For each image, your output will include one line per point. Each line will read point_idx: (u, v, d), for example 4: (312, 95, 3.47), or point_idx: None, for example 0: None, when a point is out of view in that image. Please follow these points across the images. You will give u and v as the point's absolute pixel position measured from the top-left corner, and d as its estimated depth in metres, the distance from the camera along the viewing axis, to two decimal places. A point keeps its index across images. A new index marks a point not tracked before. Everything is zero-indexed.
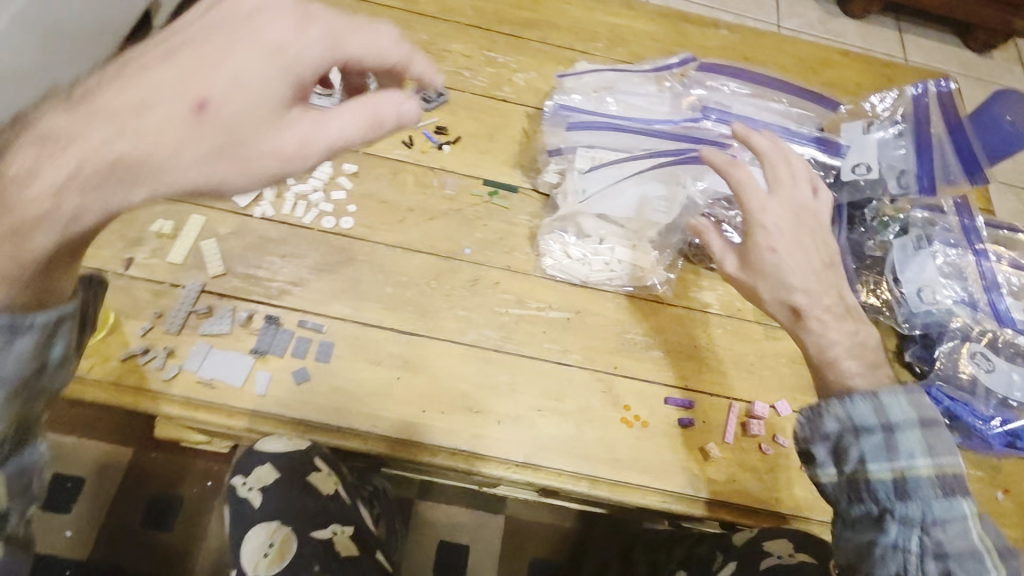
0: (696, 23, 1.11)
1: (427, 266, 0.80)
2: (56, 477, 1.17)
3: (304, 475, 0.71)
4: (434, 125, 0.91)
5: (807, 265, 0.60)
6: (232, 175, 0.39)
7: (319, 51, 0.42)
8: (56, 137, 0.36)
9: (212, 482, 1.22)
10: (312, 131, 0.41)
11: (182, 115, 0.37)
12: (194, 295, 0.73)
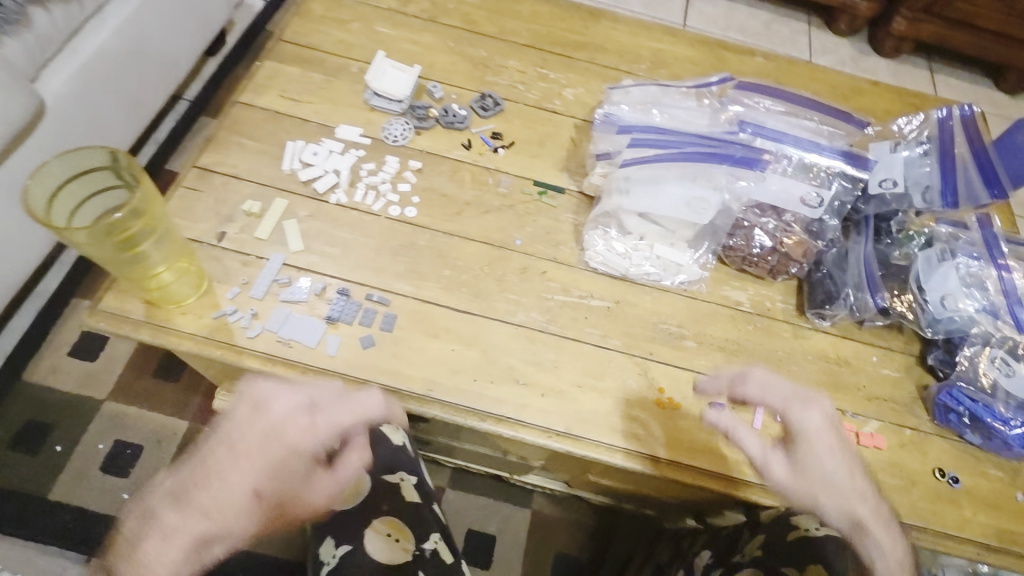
0: (733, 50, 1.19)
1: (481, 254, 0.88)
2: (118, 445, 1.27)
3: (377, 424, 0.78)
4: (491, 130, 1.01)
5: (847, 484, 0.67)
6: (297, 513, 0.58)
7: (311, 466, 0.59)
8: (169, 536, 0.53)
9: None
10: (333, 483, 0.60)
11: (244, 509, 0.54)
12: (277, 266, 0.82)
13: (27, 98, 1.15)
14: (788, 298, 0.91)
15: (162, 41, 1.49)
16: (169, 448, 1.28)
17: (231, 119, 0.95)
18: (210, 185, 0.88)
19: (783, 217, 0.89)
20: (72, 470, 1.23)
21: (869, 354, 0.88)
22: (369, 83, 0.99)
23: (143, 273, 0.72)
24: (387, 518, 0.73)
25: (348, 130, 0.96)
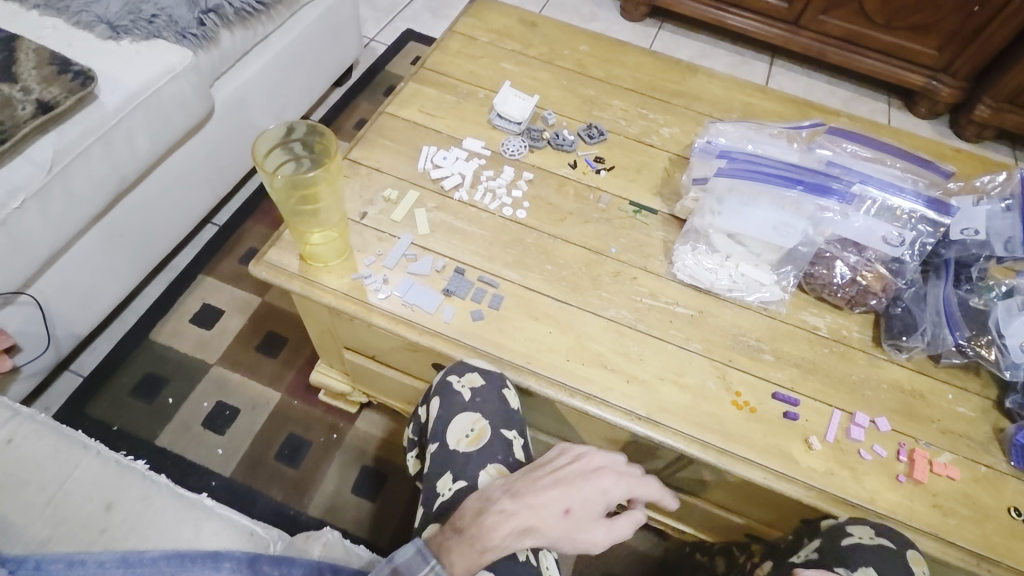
0: (820, 110, 1.29)
1: (580, 256, 0.99)
2: (219, 406, 1.40)
3: (500, 388, 0.84)
4: (594, 155, 1.14)
5: None
6: (585, 536, 0.68)
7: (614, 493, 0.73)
8: (507, 510, 0.66)
9: (336, 436, 1.39)
10: (608, 533, 0.70)
11: (557, 512, 0.68)
12: (406, 244, 0.96)
13: (206, 100, 1.38)
14: (865, 330, 0.96)
15: (307, 68, 1.75)
16: (261, 415, 1.39)
17: (379, 124, 1.13)
18: (357, 174, 1.04)
19: (865, 253, 0.95)
20: (178, 421, 1.37)
21: (944, 392, 0.90)
22: (495, 106, 1.15)
23: (307, 227, 0.87)
24: (498, 467, 0.78)
25: (473, 142, 1.11)
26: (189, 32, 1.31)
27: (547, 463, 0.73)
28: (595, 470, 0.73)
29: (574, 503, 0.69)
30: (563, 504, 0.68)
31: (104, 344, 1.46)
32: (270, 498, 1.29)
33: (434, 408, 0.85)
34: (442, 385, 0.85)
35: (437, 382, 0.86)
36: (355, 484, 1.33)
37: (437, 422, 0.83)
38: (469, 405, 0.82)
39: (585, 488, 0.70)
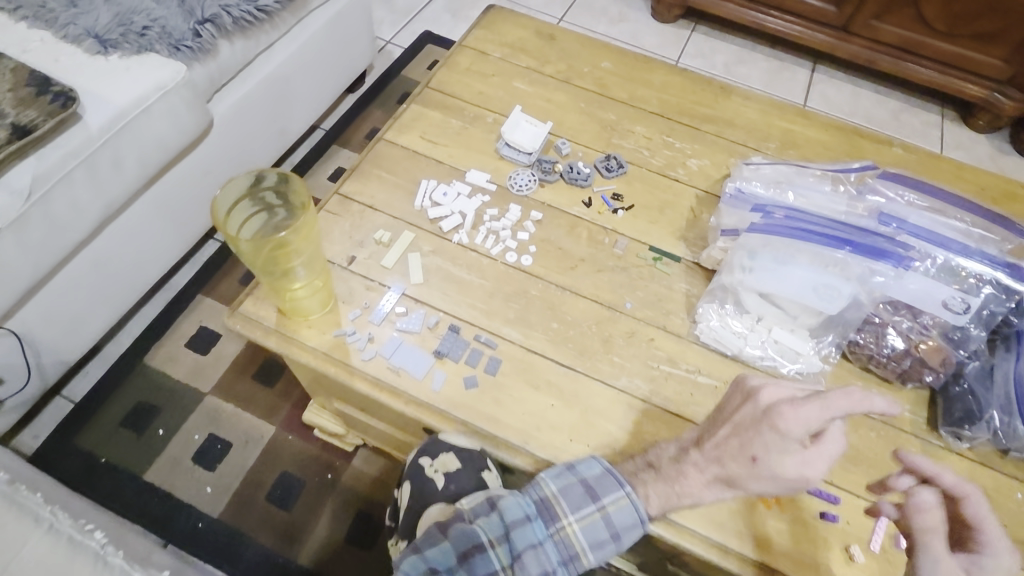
0: (871, 139, 1.15)
1: (590, 312, 0.88)
2: (211, 439, 1.34)
3: (478, 472, 0.81)
4: (612, 191, 1.02)
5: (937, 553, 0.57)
6: (788, 471, 0.62)
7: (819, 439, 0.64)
8: (696, 464, 0.66)
9: (331, 476, 1.32)
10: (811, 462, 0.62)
11: (745, 467, 0.63)
12: (397, 296, 0.86)
13: (202, 115, 1.30)
14: (918, 410, 0.83)
15: (313, 76, 1.66)
16: (252, 451, 1.33)
17: (376, 153, 1.03)
18: (348, 212, 0.94)
19: (921, 318, 0.81)
20: (167, 455, 1.32)
21: (1012, 491, 0.77)
22: (503, 134, 1.04)
23: (282, 284, 0.78)
24: None
25: (477, 175, 1.01)
26: (184, 44, 1.23)
27: (724, 413, 0.69)
28: (766, 407, 0.65)
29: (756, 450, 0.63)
30: (747, 454, 0.63)
31: (97, 368, 1.41)
32: (258, 544, 1.24)
33: (406, 493, 0.83)
34: (414, 470, 0.83)
35: (409, 466, 0.84)
36: (347, 531, 1.27)
37: (407, 513, 0.81)
38: (442, 493, 0.80)
39: (762, 432, 0.63)
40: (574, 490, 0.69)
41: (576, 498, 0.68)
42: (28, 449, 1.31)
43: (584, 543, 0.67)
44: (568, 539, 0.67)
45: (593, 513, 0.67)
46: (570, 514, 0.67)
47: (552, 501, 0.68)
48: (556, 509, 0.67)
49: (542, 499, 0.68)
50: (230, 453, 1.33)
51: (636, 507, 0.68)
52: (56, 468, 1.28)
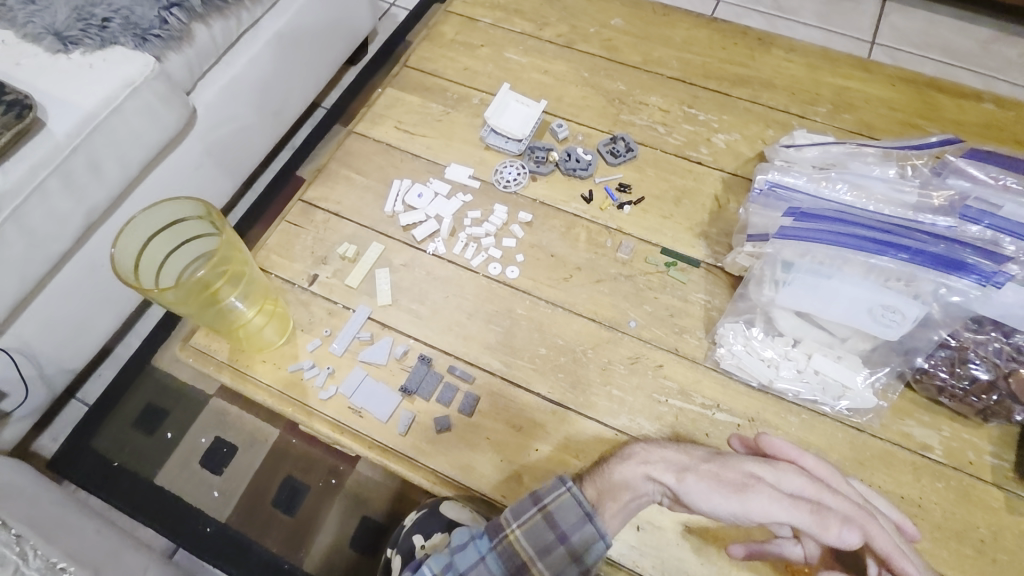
0: (952, 92, 0.91)
1: (584, 333, 0.74)
2: (216, 442, 1.18)
3: None
4: (618, 181, 0.86)
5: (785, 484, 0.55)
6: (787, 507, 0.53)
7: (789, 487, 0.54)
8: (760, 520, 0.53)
9: (335, 480, 1.14)
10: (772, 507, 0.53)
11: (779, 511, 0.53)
12: (361, 320, 0.75)
13: (186, 107, 1.15)
14: (1003, 452, 0.66)
15: (313, 47, 1.42)
16: (258, 453, 1.16)
17: (343, 149, 0.91)
18: (311, 222, 0.84)
19: (1015, 339, 0.63)
20: (177, 457, 1.17)
21: None
22: (488, 119, 0.89)
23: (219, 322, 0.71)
24: None
25: (458, 170, 0.87)
26: (151, 33, 1.07)
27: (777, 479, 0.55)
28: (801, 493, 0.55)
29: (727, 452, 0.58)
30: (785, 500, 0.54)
31: (111, 368, 1.25)
32: (263, 550, 1.09)
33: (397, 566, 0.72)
34: (405, 544, 0.71)
35: (400, 540, 0.72)
36: (354, 537, 1.10)
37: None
38: None
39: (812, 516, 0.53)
40: (541, 530, 0.56)
41: (542, 532, 0.56)
42: (48, 453, 1.18)
43: (532, 550, 0.56)
44: (526, 555, 0.56)
45: (533, 515, 0.56)
46: (539, 557, 0.55)
47: (517, 539, 0.56)
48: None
49: (504, 544, 0.56)
50: (233, 455, 1.17)
51: (579, 500, 0.56)
52: (69, 474, 1.15)
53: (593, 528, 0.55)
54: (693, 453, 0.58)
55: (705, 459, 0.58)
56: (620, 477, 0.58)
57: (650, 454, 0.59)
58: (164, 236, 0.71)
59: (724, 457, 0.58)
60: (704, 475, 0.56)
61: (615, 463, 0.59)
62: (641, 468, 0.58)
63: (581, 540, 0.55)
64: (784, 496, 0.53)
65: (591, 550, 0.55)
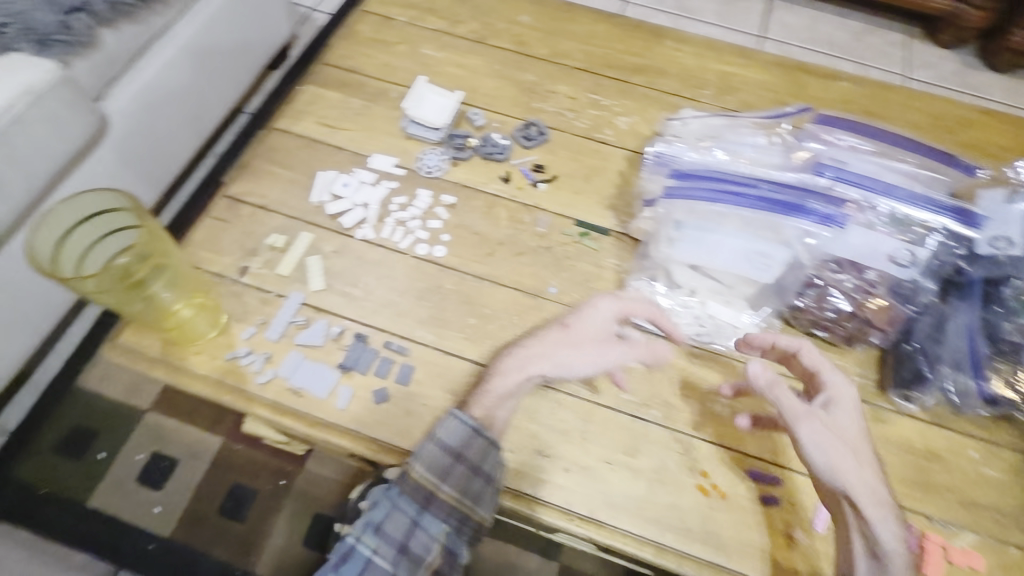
0: (815, 74, 1.05)
1: (510, 302, 0.81)
2: (155, 457, 1.13)
3: None
4: (533, 163, 0.93)
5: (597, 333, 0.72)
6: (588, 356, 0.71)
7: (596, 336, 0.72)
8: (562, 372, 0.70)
9: (284, 482, 1.13)
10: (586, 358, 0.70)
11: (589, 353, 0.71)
12: (295, 305, 0.78)
13: (97, 113, 1.11)
14: (867, 372, 0.78)
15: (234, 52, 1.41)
16: (201, 466, 1.13)
17: (267, 145, 0.93)
18: (239, 216, 0.85)
19: (866, 275, 0.76)
20: (111, 479, 1.11)
21: (966, 449, 0.74)
22: (408, 110, 0.94)
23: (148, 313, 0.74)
24: None
25: (382, 160, 0.91)
26: (53, 38, 1.04)
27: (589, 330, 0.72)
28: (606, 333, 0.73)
29: (572, 317, 0.73)
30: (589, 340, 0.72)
31: (29, 395, 1.17)
32: (213, 560, 1.06)
33: None
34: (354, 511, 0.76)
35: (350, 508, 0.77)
36: (307, 535, 1.09)
37: None
38: None
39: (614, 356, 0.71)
40: (438, 459, 0.65)
41: (439, 460, 0.65)
42: None
43: (435, 477, 0.65)
44: (431, 484, 0.65)
45: (428, 449, 0.66)
46: (442, 482, 0.65)
47: (420, 475, 0.65)
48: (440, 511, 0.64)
49: (409, 483, 0.64)
50: (173, 470, 1.12)
51: (463, 420, 0.66)
52: None
53: (482, 439, 0.66)
54: (545, 336, 0.72)
55: (556, 333, 0.72)
56: (499, 384, 0.70)
57: (521, 352, 0.72)
58: (83, 229, 0.70)
59: (570, 325, 0.72)
60: (556, 341, 0.71)
61: (492, 380, 0.70)
62: (516, 365, 0.71)
63: (474, 454, 0.65)
64: (601, 352, 0.71)
65: (485, 455, 0.65)
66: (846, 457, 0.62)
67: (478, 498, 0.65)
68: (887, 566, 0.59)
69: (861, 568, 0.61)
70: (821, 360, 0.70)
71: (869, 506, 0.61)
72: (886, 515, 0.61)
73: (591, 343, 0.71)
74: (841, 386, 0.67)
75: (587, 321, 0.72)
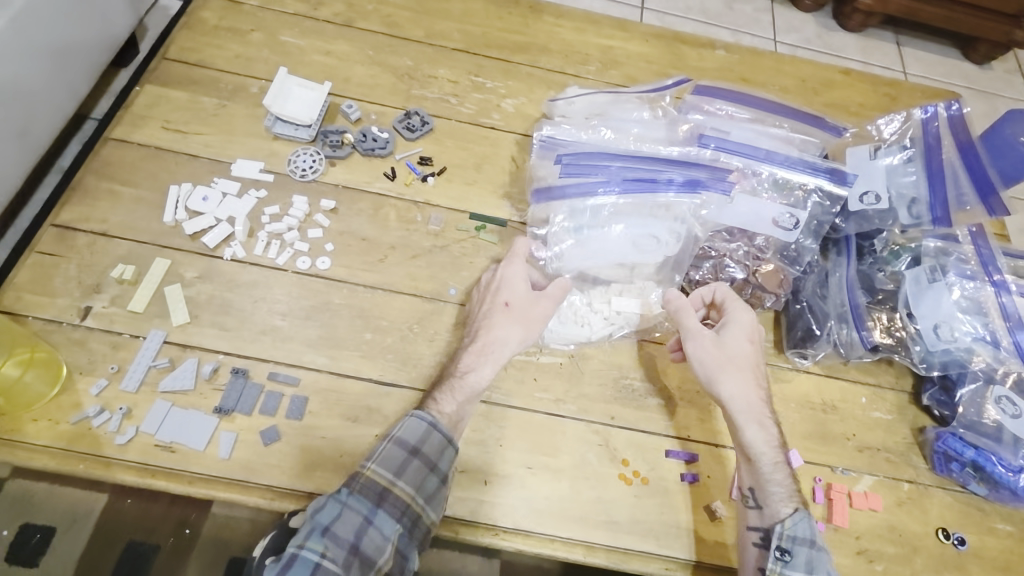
0: (692, 43, 1.05)
1: (409, 310, 0.75)
2: (22, 530, 0.87)
3: None
4: (419, 155, 0.86)
5: (523, 296, 0.70)
6: (509, 326, 0.68)
7: (513, 297, 0.69)
8: (490, 349, 0.67)
9: (190, 531, 0.91)
10: (512, 322, 0.68)
11: (509, 319, 0.68)
12: (156, 346, 0.68)
13: None
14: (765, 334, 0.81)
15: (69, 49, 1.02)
16: (83, 533, 0.88)
17: (101, 160, 0.79)
18: (73, 248, 0.72)
19: (755, 241, 0.79)
20: None
21: (858, 396, 0.79)
22: (270, 107, 0.84)
23: None
24: None
25: (246, 166, 0.81)
26: None
27: (508, 291, 0.70)
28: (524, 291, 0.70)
29: (510, 294, 0.70)
30: (509, 308, 0.69)
31: None
32: None
33: None
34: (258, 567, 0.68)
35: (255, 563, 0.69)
36: None
37: None
38: None
39: (514, 315, 0.68)
40: (392, 454, 0.61)
41: (394, 457, 0.61)
42: None
43: (389, 475, 0.60)
44: (385, 481, 0.59)
45: (384, 446, 0.61)
46: (397, 478, 0.60)
47: (373, 472, 0.59)
48: (396, 507, 0.59)
49: (361, 482, 0.58)
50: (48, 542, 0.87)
51: (425, 418, 0.62)
52: None
53: (441, 435, 0.62)
54: (492, 320, 0.68)
55: (501, 313, 0.68)
56: (468, 380, 0.66)
57: (483, 341, 0.67)
58: None
59: (514, 303, 0.69)
60: (504, 322, 0.68)
61: (468, 379, 0.66)
62: (479, 356, 0.67)
63: (431, 450, 0.62)
64: (521, 317, 0.68)
65: (442, 454, 0.62)
66: (727, 372, 0.67)
67: (432, 498, 0.61)
68: (758, 467, 0.65)
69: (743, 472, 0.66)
70: (730, 293, 0.71)
71: (744, 415, 0.66)
72: (759, 419, 0.66)
73: (538, 306, 0.69)
74: (740, 312, 0.70)
75: (527, 297, 0.70)
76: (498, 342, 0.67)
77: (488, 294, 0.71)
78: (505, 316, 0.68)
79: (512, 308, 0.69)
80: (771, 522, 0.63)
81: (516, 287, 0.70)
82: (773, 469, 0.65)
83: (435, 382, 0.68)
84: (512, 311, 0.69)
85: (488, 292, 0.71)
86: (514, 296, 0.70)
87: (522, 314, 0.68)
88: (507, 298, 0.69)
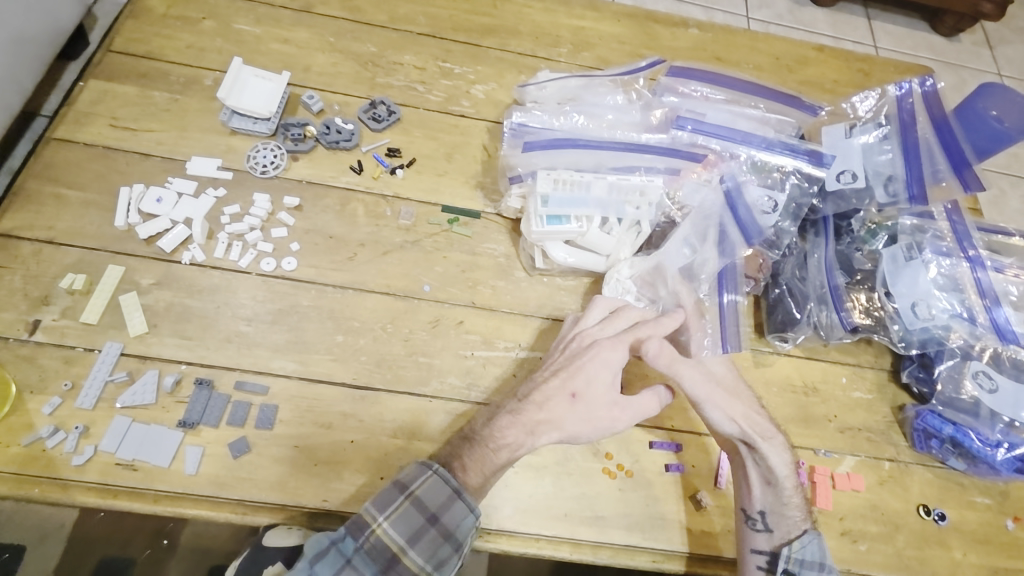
0: (665, 22, 1.03)
1: (381, 309, 0.72)
2: None
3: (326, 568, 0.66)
4: (386, 146, 0.83)
5: (603, 391, 0.63)
6: (576, 419, 0.62)
7: (582, 382, 0.63)
8: (545, 430, 0.61)
9: (167, 542, 0.87)
10: (574, 413, 0.62)
11: (575, 411, 0.62)
12: (113, 358, 0.64)
13: None
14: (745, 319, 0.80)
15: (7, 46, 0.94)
16: (54, 549, 0.84)
17: (43, 162, 0.74)
18: (17, 258, 0.68)
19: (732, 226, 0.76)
20: None
21: (838, 376, 0.79)
22: (224, 100, 0.79)
23: None
24: None
25: (202, 164, 0.77)
26: None
27: (580, 373, 0.63)
28: (597, 373, 0.64)
29: (580, 383, 0.63)
30: (574, 397, 0.62)
31: None
32: None
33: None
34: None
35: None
36: None
37: None
38: None
39: (580, 404, 0.62)
40: (410, 516, 0.56)
41: (411, 519, 0.56)
42: None
43: (402, 539, 0.55)
44: (397, 545, 0.55)
45: (401, 503, 0.56)
46: (410, 544, 0.56)
47: (385, 531, 0.55)
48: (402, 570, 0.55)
49: (371, 538, 0.55)
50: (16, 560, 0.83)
51: (446, 479, 0.58)
52: None
53: (464, 503, 0.57)
54: (552, 402, 0.62)
55: (564, 403, 0.62)
56: (507, 455, 0.60)
57: (540, 424, 0.61)
58: None
59: (581, 395, 0.62)
60: (566, 415, 0.62)
61: (504, 454, 0.60)
62: (528, 437, 0.61)
63: (451, 517, 0.57)
64: (587, 410, 0.62)
65: (463, 523, 0.57)
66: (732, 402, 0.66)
67: (443, 564, 0.56)
68: (780, 491, 0.65)
69: (757, 496, 0.65)
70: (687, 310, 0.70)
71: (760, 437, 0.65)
72: (778, 444, 0.65)
73: (609, 403, 0.63)
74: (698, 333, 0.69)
75: (597, 390, 0.63)
76: (559, 435, 0.61)
77: (560, 370, 0.64)
78: (570, 404, 0.62)
79: (580, 394, 0.63)
80: (781, 544, 0.63)
81: (589, 372, 0.63)
82: (792, 493, 0.65)
83: (467, 437, 0.62)
84: (585, 401, 0.62)
85: (560, 366, 0.65)
86: (585, 383, 0.63)
87: (590, 405, 0.63)
88: (578, 387, 0.63)
